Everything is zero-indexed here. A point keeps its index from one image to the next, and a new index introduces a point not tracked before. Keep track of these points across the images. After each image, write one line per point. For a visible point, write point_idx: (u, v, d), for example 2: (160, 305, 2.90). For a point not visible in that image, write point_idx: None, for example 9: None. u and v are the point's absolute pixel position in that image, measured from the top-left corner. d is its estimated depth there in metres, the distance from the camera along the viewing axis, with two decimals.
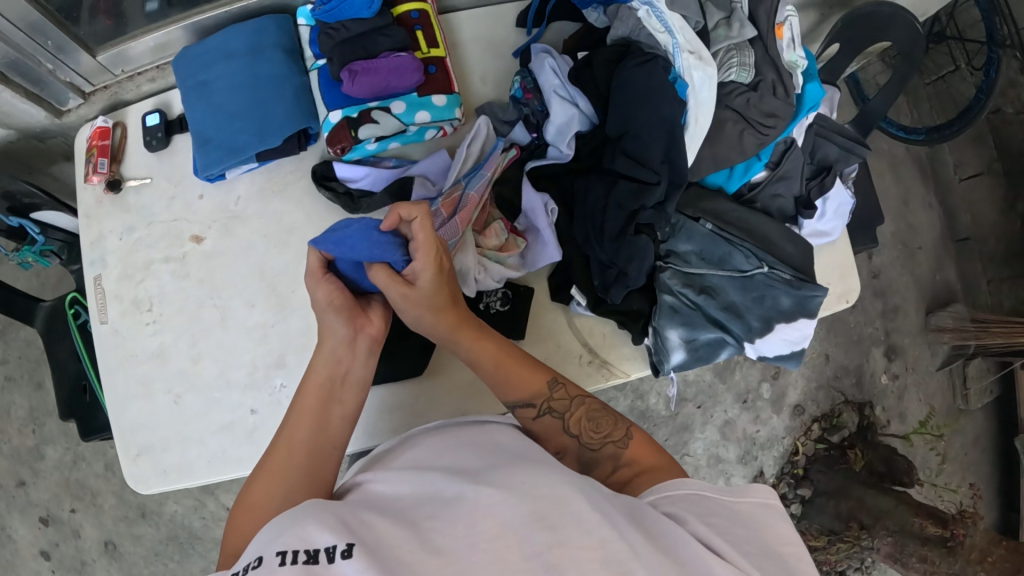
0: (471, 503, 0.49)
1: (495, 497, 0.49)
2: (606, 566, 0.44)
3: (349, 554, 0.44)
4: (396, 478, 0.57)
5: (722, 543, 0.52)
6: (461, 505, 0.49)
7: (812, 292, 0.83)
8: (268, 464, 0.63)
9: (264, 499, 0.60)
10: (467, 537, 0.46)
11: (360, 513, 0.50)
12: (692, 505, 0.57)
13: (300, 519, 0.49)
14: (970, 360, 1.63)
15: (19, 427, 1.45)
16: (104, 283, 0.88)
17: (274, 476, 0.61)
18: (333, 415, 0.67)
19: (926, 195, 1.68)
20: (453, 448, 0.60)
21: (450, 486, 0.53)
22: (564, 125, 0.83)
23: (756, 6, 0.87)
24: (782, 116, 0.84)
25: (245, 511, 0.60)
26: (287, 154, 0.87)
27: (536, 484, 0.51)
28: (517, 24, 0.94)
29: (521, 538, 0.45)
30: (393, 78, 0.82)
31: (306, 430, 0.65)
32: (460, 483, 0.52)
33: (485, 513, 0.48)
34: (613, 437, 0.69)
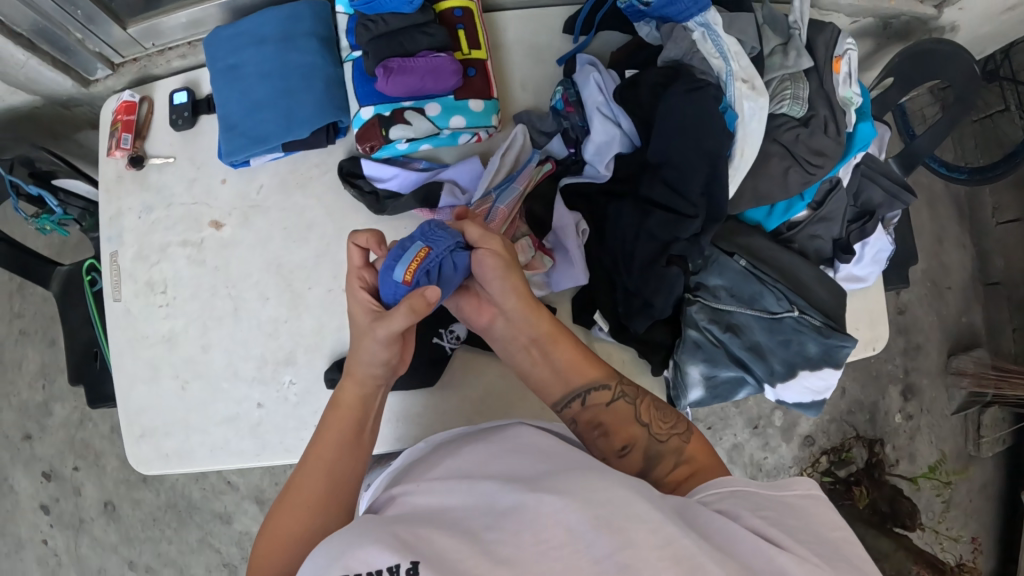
0: (531, 513, 0.51)
1: (556, 504, 0.51)
2: (675, 562, 0.45)
3: (415, 570, 0.46)
4: (446, 491, 0.58)
5: (777, 533, 0.51)
6: (520, 516, 0.51)
7: (841, 343, 0.80)
8: (292, 492, 0.62)
9: (291, 531, 0.60)
10: (534, 546, 0.48)
11: (416, 529, 0.52)
12: (745, 501, 0.56)
13: (357, 539, 0.50)
14: (986, 408, 1.59)
15: (30, 381, 1.47)
16: (119, 261, 0.87)
17: (298, 506, 0.61)
18: (356, 442, 0.66)
19: (961, 235, 1.64)
20: (499, 460, 0.62)
21: (504, 499, 0.54)
22: (604, 146, 0.79)
23: (814, 36, 0.84)
24: (831, 156, 0.80)
25: (273, 541, 0.60)
26: (315, 147, 0.85)
27: (593, 489, 0.52)
28: (564, 30, 0.90)
29: (586, 543, 0.47)
30: (429, 79, 0.80)
31: (327, 458, 0.64)
32: (514, 493, 0.54)
33: (548, 521, 0.49)
34: (679, 429, 0.70)
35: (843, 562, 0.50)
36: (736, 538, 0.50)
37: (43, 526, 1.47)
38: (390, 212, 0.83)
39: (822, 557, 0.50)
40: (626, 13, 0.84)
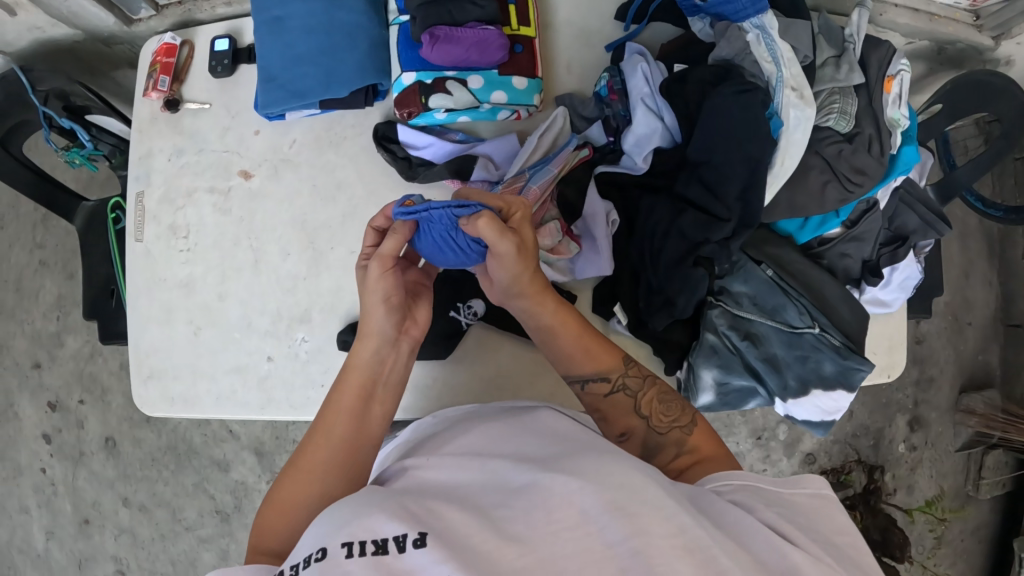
0: (543, 493, 0.51)
1: (569, 486, 0.51)
2: (687, 551, 0.46)
3: (421, 543, 0.47)
4: (461, 466, 0.59)
5: (791, 528, 0.52)
6: (533, 495, 0.52)
7: (858, 366, 0.79)
8: (301, 461, 0.63)
9: (299, 499, 0.61)
10: (545, 526, 0.48)
11: (428, 503, 0.53)
12: (757, 495, 0.57)
13: (366, 509, 0.51)
14: (991, 450, 1.56)
15: (45, 312, 1.50)
16: (145, 202, 0.88)
17: (307, 475, 0.62)
18: (366, 413, 0.66)
19: (989, 272, 1.60)
20: (514, 438, 0.62)
21: (517, 478, 0.55)
22: (644, 138, 0.78)
23: (868, 52, 0.83)
24: (870, 175, 0.79)
25: (278, 509, 0.61)
26: (353, 107, 0.84)
27: (606, 472, 0.52)
28: (616, 16, 0.88)
29: (598, 527, 0.47)
30: (475, 51, 0.78)
31: (335, 430, 0.64)
32: (527, 473, 0.55)
33: (560, 502, 0.50)
34: (680, 422, 0.68)
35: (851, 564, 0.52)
36: (746, 532, 0.50)
37: (43, 454, 1.50)
38: (420, 180, 0.83)
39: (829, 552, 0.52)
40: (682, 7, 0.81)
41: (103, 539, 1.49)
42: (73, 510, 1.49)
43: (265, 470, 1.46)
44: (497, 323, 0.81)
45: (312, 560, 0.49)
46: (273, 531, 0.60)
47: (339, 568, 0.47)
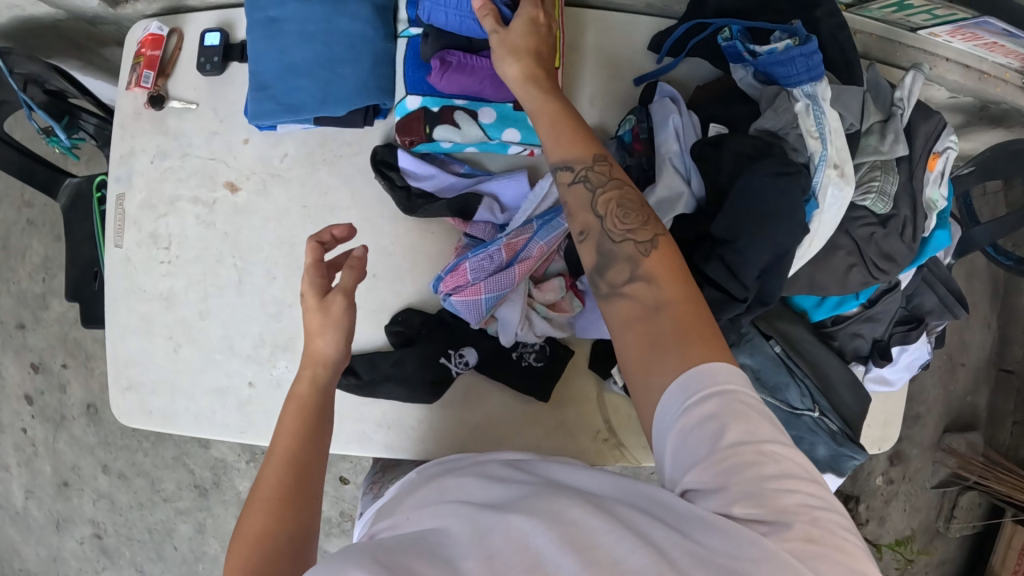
0: (509, 540, 0.46)
1: (527, 526, 0.46)
2: None
3: None
4: (429, 522, 0.54)
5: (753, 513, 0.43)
6: (497, 543, 0.46)
7: (852, 455, 0.77)
8: (257, 491, 0.59)
9: (262, 529, 0.57)
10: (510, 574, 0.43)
11: (399, 555, 0.46)
12: (734, 429, 0.45)
13: (334, 564, 0.46)
14: (966, 491, 1.58)
15: (30, 272, 1.46)
16: (126, 206, 0.80)
17: (265, 502, 0.59)
18: (315, 430, 0.64)
19: (988, 314, 1.58)
20: (485, 487, 0.57)
21: (483, 522, 0.49)
22: (668, 200, 0.72)
23: (916, 123, 0.81)
24: (900, 261, 0.77)
25: (247, 541, 0.57)
26: (350, 127, 0.78)
27: (562, 509, 0.47)
28: (650, 47, 0.83)
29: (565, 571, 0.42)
30: (489, 85, 0.72)
31: (288, 450, 0.62)
32: (493, 516, 0.50)
33: (527, 547, 0.45)
34: (638, 234, 0.55)
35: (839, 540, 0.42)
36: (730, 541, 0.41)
37: (25, 415, 1.49)
38: (420, 216, 0.76)
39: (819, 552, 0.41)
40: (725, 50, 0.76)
41: (82, 502, 1.50)
42: (53, 472, 1.50)
43: (245, 449, 1.42)
44: (492, 374, 0.78)
45: None
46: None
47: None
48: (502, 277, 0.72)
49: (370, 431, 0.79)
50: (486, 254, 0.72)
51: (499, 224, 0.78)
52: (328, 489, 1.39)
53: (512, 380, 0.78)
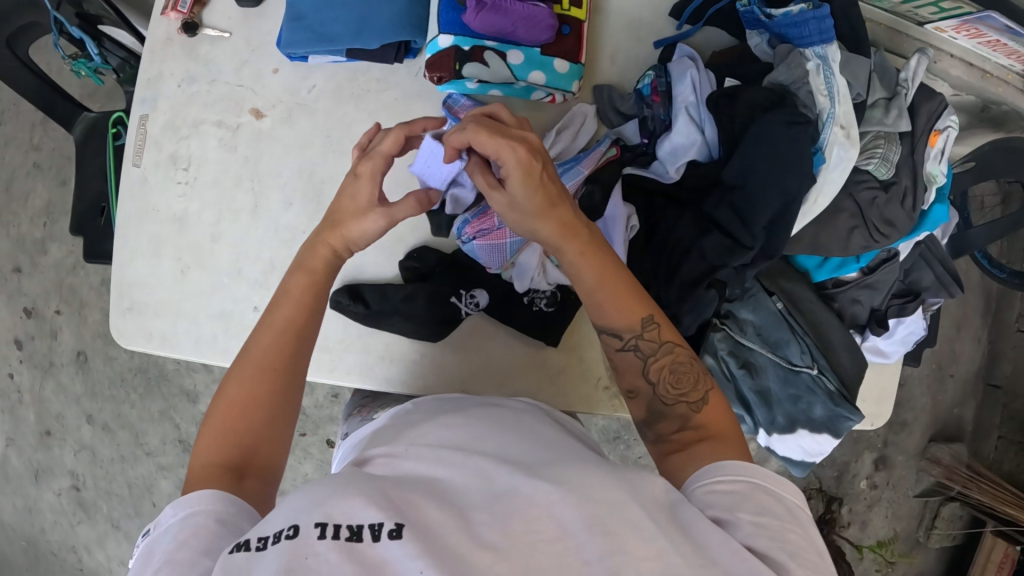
0: (522, 502, 0.48)
1: (552, 495, 0.48)
2: None
3: (398, 534, 0.44)
4: (437, 458, 0.56)
5: (763, 543, 0.49)
6: (513, 502, 0.49)
7: (848, 415, 0.79)
8: (248, 357, 0.60)
9: (242, 398, 0.58)
10: (522, 535, 0.46)
11: (408, 493, 0.49)
12: (753, 502, 0.52)
13: (345, 489, 0.48)
14: (948, 502, 1.50)
15: (32, 216, 1.45)
16: (148, 126, 0.78)
17: (252, 373, 0.59)
18: (316, 311, 0.63)
19: (979, 330, 1.49)
20: (494, 439, 0.59)
21: (496, 482, 0.51)
22: (681, 148, 0.75)
23: (920, 102, 0.86)
24: (898, 227, 0.82)
25: (229, 408, 0.57)
26: (379, 61, 0.75)
27: (591, 484, 0.49)
28: (671, 13, 0.83)
29: (578, 541, 0.45)
30: (520, 26, 0.71)
31: (287, 322, 0.61)
32: (507, 476, 0.52)
33: (540, 513, 0.47)
34: (689, 398, 0.63)
35: (814, 556, 0.50)
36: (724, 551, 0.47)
37: (13, 360, 1.47)
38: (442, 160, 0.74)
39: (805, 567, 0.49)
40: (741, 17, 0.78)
41: (63, 453, 1.47)
42: (36, 421, 1.48)
43: None
44: (500, 316, 0.77)
45: (280, 538, 0.44)
46: (216, 441, 0.56)
47: (308, 551, 0.43)
48: None
49: (374, 365, 0.77)
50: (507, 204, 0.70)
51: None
52: (313, 452, 1.33)
53: (520, 324, 0.76)
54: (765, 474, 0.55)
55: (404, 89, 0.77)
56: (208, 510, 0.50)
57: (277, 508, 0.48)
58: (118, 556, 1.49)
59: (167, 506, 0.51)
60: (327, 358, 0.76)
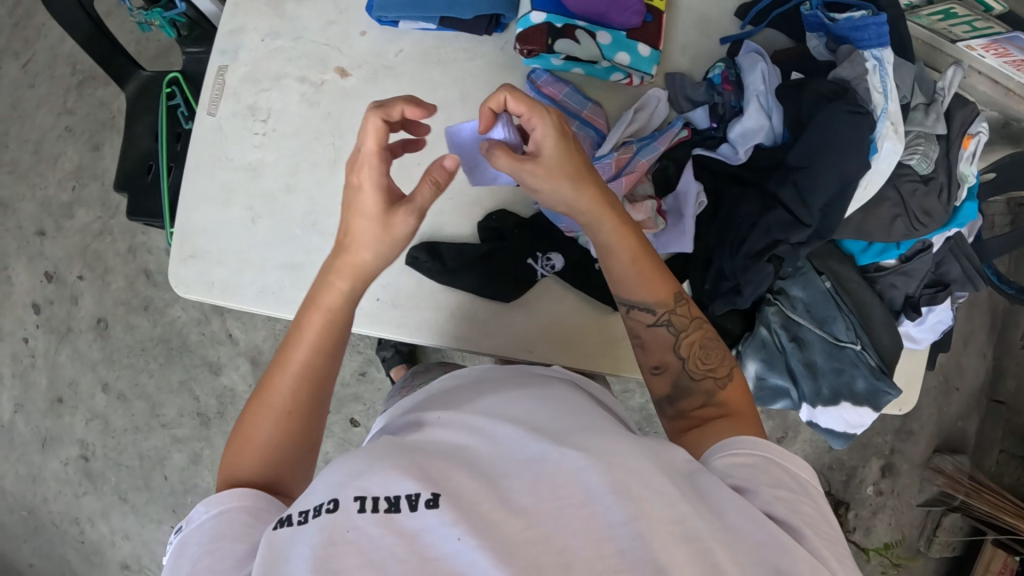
0: (552, 466, 0.45)
1: (579, 461, 0.45)
2: (683, 540, 0.42)
3: (433, 502, 0.42)
4: (474, 424, 0.52)
5: (784, 513, 0.51)
6: (545, 467, 0.45)
7: (887, 390, 0.83)
8: (267, 393, 0.59)
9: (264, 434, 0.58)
10: (552, 500, 0.43)
11: (435, 461, 0.46)
12: (767, 473, 0.55)
13: (376, 462, 0.46)
14: (950, 512, 1.52)
15: (60, 179, 1.44)
16: (227, 76, 0.79)
17: (270, 410, 0.59)
18: (333, 350, 0.61)
19: (985, 346, 1.54)
20: (518, 401, 0.55)
21: (527, 446, 0.48)
22: (750, 132, 0.77)
23: (956, 108, 0.89)
24: (936, 219, 0.87)
25: (250, 439, 0.58)
26: (470, 32, 0.74)
27: (616, 452, 0.46)
28: (736, 14, 0.86)
29: (603, 507, 0.42)
30: (613, 9, 0.73)
31: (305, 361, 0.60)
32: (538, 441, 0.48)
33: (567, 479, 0.44)
34: (716, 373, 0.67)
35: (828, 527, 0.52)
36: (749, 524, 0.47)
37: (29, 323, 1.45)
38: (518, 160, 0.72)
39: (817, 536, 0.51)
40: (804, 20, 0.82)
41: (74, 421, 1.45)
42: (48, 386, 1.45)
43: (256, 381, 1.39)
44: (574, 282, 0.76)
45: (321, 511, 0.43)
46: (240, 465, 0.58)
47: (348, 525, 0.42)
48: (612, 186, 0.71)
49: (438, 318, 0.77)
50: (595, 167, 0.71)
51: (594, 140, 0.76)
52: (335, 431, 1.32)
53: (595, 291, 0.76)
54: (779, 450, 0.57)
55: (489, 61, 0.77)
56: (238, 506, 0.53)
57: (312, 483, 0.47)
58: (121, 530, 1.45)
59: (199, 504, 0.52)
60: (400, 313, 0.77)
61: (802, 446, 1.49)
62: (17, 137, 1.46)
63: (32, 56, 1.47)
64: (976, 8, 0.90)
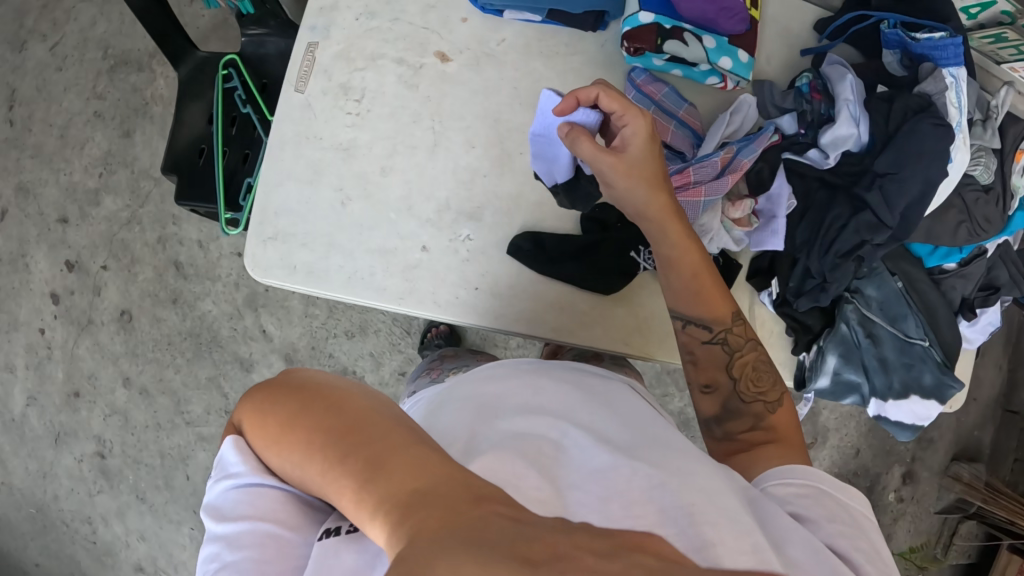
0: (622, 483, 0.46)
1: (652, 479, 0.46)
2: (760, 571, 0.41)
3: None
4: (529, 432, 0.52)
5: (846, 545, 0.51)
6: (612, 482, 0.46)
7: (952, 383, 0.87)
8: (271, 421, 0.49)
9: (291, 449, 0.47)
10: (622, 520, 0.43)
11: (501, 471, 0.46)
12: (824, 507, 0.53)
13: None
14: (965, 519, 1.57)
15: (87, 165, 1.40)
16: (317, 54, 0.80)
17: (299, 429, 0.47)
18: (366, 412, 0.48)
19: (1001, 357, 1.58)
20: (585, 408, 0.56)
21: (592, 460, 0.49)
22: (841, 139, 0.78)
23: (1008, 124, 0.92)
24: (995, 225, 0.89)
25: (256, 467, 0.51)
26: (577, 27, 0.80)
27: (689, 473, 0.47)
28: (815, 28, 0.90)
29: (676, 530, 0.42)
30: (722, 16, 0.77)
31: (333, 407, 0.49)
32: (604, 456, 0.49)
33: (641, 497, 0.44)
34: (767, 397, 0.67)
35: (883, 563, 0.51)
36: (813, 557, 0.47)
37: (46, 314, 1.39)
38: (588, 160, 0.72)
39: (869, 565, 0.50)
40: (882, 38, 0.85)
41: (90, 417, 1.39)
42: (64, 380, 1.39)
43: None
44: None
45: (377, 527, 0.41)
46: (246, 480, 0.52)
47: None
48: (718, 184, 0.75)
49: (531, 307, 0.77)
50: (702, 162, 0.76)
51: (693, 141, 0.81)
52: None
53: None
54: (833, 482, 0.56)
55: (589, 56, 0.82)
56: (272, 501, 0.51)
57: None
58: (137, 531, 1.40)
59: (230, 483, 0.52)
60: (499, 303, 0.77)
61: (829, 452, 1.52)
62: (41, 120, 1.41)
63: (61, 38, 1.42)
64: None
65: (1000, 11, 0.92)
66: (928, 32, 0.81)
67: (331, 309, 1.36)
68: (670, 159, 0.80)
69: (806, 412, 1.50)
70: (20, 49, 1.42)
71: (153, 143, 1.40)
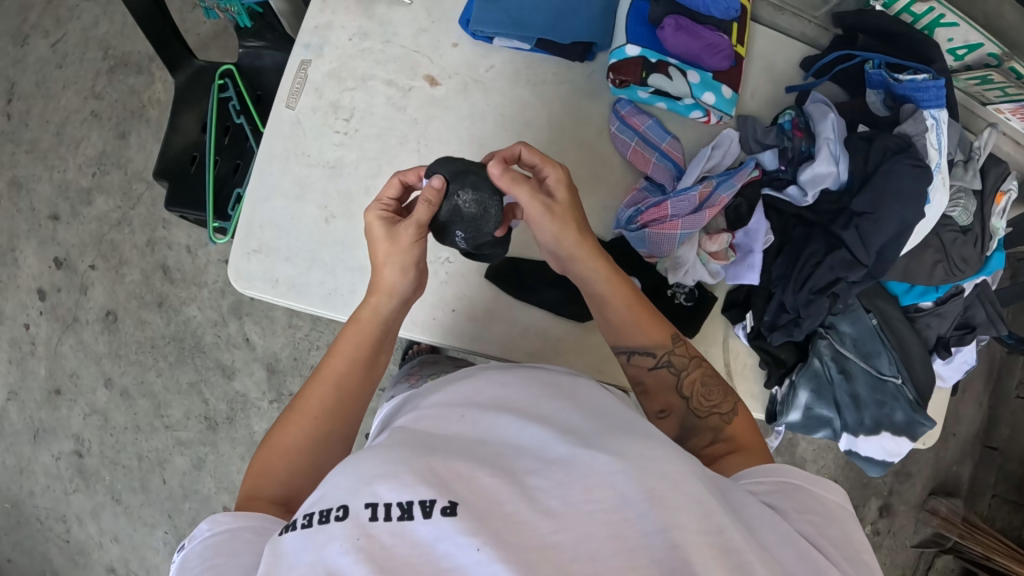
0: (581, 468, 0.46)
1: (613, 465, 0.45)
2: (720, 551, 0.42)
3: (449, 510, 0.42)
4: (491, 421, 0.52)
5: (820, 539, 0.51)
6: (571, 468, 0.46)
7: (924, 421, 0.87)
8: (303, 409, 0.65)
9: (294, 445, 0.63)
10: (582, 504, 0.43)
11: (454, 461, 0.46)
12: (790, 498, 0.55)
13: (394, 467, 0.45)
14: (941, 553, 1.58)
15: (81, 164, 1.40)
16: (309, 71, 0.81)
17: (304, 419, 0.64)
18: (367, 361, 0.68)
19: (981, 394, 1.59)
20: (546, 400, 0.55)
21: (554, 447, 0.48)
22: (819, 177, 0.79)
23: (989, 166, 0.93)
24: (972, 265, 0.90)
25: (282, 453, 0.62)
26: (566, 56, 0.82)
27: (649, 456, 0.46)
28: (801, 65, 0.91)
29: (636, 513, 0.43)
30: (706, 53, 0.79)
31: (340, 375, 0.66)
32: (563, 443, 0.48)
33: (600, 482, 0.44)
34: (720, 408, 0.67)
35: (854, 549, 0.52)
36: (778, 541, 0.48)
37: (32, 310, 1.39)
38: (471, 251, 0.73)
39: (831, 545, 0.51)
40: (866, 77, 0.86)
41: (70, 415, 1.38)
42: (46, 377, 1.39)
43: (271, 388, 1.37)
44: None
45: (330, 518, 0.43)
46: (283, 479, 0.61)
47: (360, 532, 0.42)
48: (695, 218, 0.77)
49: (511, 333, 0.79)
50: (682, 196, 0.78)
51: (674, 173, 0.82)
52: None
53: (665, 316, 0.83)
54: (801, 474, 0.57)
55: (576, 87, 0.84)
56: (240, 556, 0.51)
57: (320, 486, 0.47)
58: (111, 532, 1.39)
59: (206, 520, 0.54)
60: (473, 326, 0.79)
61: None
62: (38, 117, 1.42)
63: (63, 36, 1.43)
64: (1009, 75, 0.87)
65: (987, 52, 0.87)
66: (911, 73, 0.81)
67: (315, 321, 1.37)
68: (651, 191, 0.81)
69: (784, 442, 1.51)
70: (22, 44, 1.43)
71: (148, 147, 1.41)
